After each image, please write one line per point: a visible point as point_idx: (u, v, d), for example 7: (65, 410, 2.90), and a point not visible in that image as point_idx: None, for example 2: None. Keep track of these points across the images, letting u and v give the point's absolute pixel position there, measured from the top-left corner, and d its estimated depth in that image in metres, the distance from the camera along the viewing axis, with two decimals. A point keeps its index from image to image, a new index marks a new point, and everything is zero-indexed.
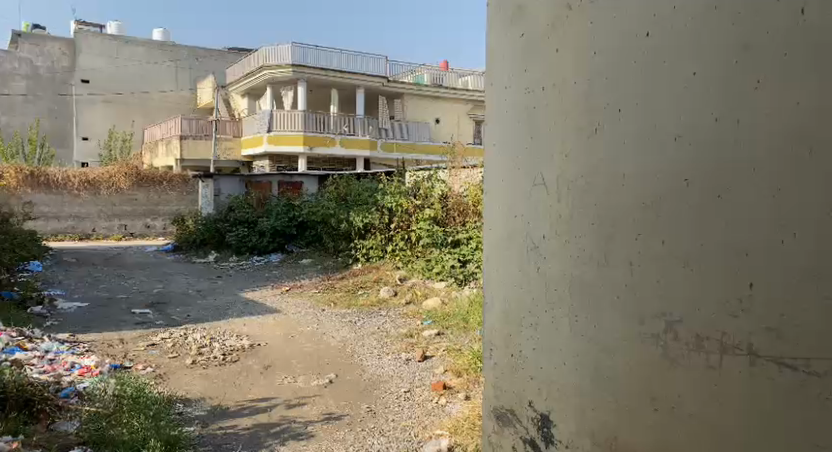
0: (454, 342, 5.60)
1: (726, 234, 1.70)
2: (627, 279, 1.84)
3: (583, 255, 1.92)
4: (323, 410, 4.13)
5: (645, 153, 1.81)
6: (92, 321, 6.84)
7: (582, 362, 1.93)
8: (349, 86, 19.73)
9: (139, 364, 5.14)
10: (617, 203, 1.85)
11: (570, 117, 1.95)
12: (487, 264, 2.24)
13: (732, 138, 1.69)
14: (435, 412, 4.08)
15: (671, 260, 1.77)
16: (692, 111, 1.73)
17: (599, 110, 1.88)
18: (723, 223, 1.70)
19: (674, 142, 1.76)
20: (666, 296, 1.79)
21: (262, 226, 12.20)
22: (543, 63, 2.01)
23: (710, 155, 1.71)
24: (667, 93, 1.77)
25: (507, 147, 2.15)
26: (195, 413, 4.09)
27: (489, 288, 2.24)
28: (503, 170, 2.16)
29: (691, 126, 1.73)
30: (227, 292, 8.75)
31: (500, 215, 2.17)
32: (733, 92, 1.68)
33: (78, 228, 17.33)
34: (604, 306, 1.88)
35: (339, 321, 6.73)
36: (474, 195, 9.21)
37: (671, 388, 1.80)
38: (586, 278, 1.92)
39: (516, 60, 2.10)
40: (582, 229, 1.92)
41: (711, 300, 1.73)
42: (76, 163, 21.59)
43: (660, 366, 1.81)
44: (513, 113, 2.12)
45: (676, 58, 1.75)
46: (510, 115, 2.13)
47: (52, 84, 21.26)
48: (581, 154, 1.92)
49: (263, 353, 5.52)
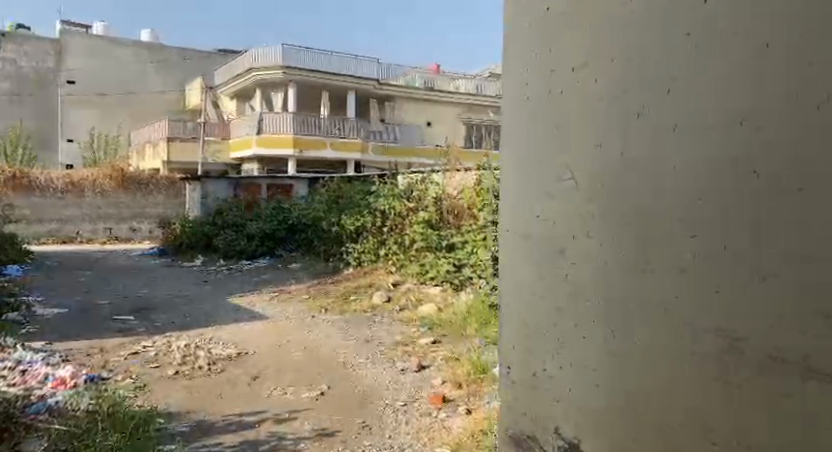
0: (453, 350, 5.37)
1: (790, 237, 1.26)
2: (679, 290, 1.42)
3: (612, 263, 1.55)
4: (316, 425, 3.87)
5: (693, 143, 1.39)
6: (72, 328, 6.55)
7: (608, 377, 1.57)
8: (340, 88, 19.51)
9: (119, 374, 4.84)
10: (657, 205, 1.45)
11: (603, 100, 1.57)
12: (507, 273, 1.91)
13: (793, 132, 1.25)
14: (435, 426, 3.83)
15: (720, 271, 1.35)
16: (724, 95, 1.34)
17: (642, 88, 1.48)
18: (789, 226, 1.26)
19: (737, 129, 1.32)
20: (723, 312, 1.35)
21: (251, 229, 11.97)
22: (568, 43, 1.66)
23: (772, 147, 1.27)
24: (704, 74, 1.37)
25: (530, 138, 1.78)
26: (178, 428, 3.80)
27: (509, 300, 1.90)
28: (526, 163, 1.80)
29: (726, 117, 1.34)
30: (214, 297, 8.48)
31: (523, 215, 1.82)
32: (801, 72, 1.24)
33: (62, 231, 16.94)
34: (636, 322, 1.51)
35: (330, 327, 6.47)
36: (470, 197, 8.89)
37: (693, 399, 1.41)
38: (618, 289, 1.54)
39: (537, 41, 1.75)
40: (611, 233, 1.55)
41: (771, 315, 1.28)
42: (61, 165, 21.18)
43: (702, 378, 1.39)
44: (537, 99, 1.75)
45: (738, 28, 1.32)
46: (534, 101, 1.76)
47: (35, 84, 20.66)
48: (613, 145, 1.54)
49: (251, 362, 5.26)
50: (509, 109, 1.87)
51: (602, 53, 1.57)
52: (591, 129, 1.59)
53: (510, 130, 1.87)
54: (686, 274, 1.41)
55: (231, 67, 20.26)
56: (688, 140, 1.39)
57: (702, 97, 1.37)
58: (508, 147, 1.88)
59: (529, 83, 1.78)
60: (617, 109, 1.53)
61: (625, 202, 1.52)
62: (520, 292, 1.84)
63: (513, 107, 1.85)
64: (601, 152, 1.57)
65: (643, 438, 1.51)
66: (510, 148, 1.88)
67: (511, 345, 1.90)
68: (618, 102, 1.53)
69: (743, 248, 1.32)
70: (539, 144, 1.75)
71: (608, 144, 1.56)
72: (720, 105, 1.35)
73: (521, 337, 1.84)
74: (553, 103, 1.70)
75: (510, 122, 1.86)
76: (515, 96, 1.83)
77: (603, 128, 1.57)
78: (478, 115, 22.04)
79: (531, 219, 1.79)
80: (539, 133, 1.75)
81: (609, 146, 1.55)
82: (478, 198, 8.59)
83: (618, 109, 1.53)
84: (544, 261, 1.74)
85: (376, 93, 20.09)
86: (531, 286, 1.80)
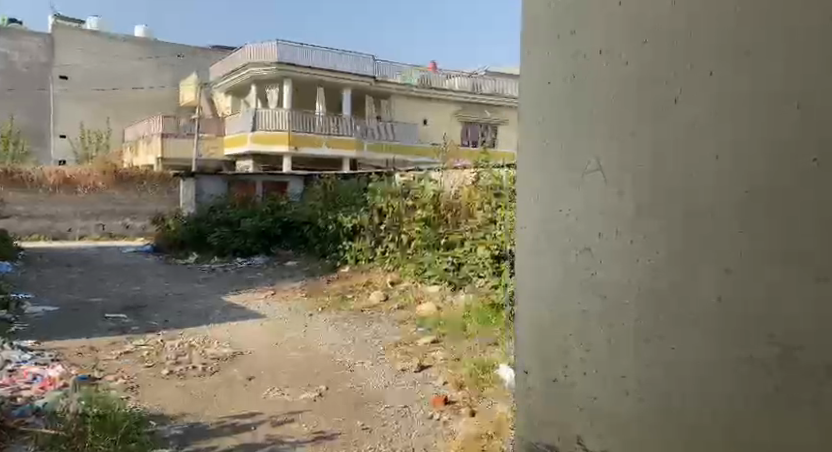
0: (453, 350, 5.22)
1: None
2: (726, 289, 1.35)
3: (654, 262, 1.43)
4: (314, 427, 3.74)
5: (747, 130, 1.32)
6: (63, 326, 6.40)
7: (645, 387, 1.46)
8: (336, 85, 19.35)
9: (110, 374, 4.70)
10: (706, 198, 1.37)
11: (635, 89, 1.46)
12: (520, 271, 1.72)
13: None
14: (436, 429, 3.71)
15: (772, 263, 1.30)
16: (775, 80, 1.30)
17: (682, 74, 1.39)
18: None
19: (790, 114, 1.29)
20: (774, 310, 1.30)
21: (245, 226, 11.79)
22: (592, 20, 1.51)
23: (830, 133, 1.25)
24: (753, 57, 1.31)
25: (551, 126, 1.61)
26: (170, 431, 3.67)
27: (523, 302, 1.71)
28: (544, 153, 1.63)
29: (777, 102, 1.30)
30: (208, 295, 8.33)
31: (541, 210, 1.64)
32: None
33: (53, 228, 16.73)
34: (676, 326, 1.41)
35: (327, 327, 6.31)
36: (469, 195, 8.69)
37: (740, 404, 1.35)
38: (656, 289, 1.44)
39: (550, 19, 1.59)
40: (651, 228, 1.44)
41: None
42: (53, 162, 20.90)
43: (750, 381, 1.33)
44: (558, 84, 1.58)
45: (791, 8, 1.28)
46: (554, 85, 1.59)
47: (26, 78, 20.30)
48: (651, 132, 1.43)
49: (247, 363, 5.11)
50: (524, 92, 1.67)
51: (635, 33, 1.45)
52: (627, 117, 1.47)
53: (522, 116, 1.69)
54: (732, 275, 1.34)
55: (225, 63, 20.09)
56: (739, 128, 1.33)
57: (743, 100, 1.33)
58: (521, 134, 1.69)
59: (540, 62, 1.62)
60: (656, 92, 1.42)
61: (670, 195, 1.41)
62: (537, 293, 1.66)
63: (526, 89, 1.67)
64: (637, 140, 1.46)
65: (666, 436, 1.44)
66: (522, 136, 1.69)
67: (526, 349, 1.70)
68: (658, 81, 1.42)
69: (803, 245, 1.28)
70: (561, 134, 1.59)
71: (645, 131, 1.44)
72: (770, 90, 1.30)
73: (538, 342, 1.67)
74: (580, 87, 1.54)
75: (524, 107, 1.68)
76: (531, 78, 1.65)
77: (639, 115, 1.45)
78: (474, 113, 21.85)
79: (550, 213, 1.62)
80: (562, 121, 1.59)
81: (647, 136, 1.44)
82: (477, 197, 8.46)
83: (656, 96, 1.42)
84: (566, 258, 1.59)
85: (373, 90, 19.95)
86: (550, 285, 1.63)
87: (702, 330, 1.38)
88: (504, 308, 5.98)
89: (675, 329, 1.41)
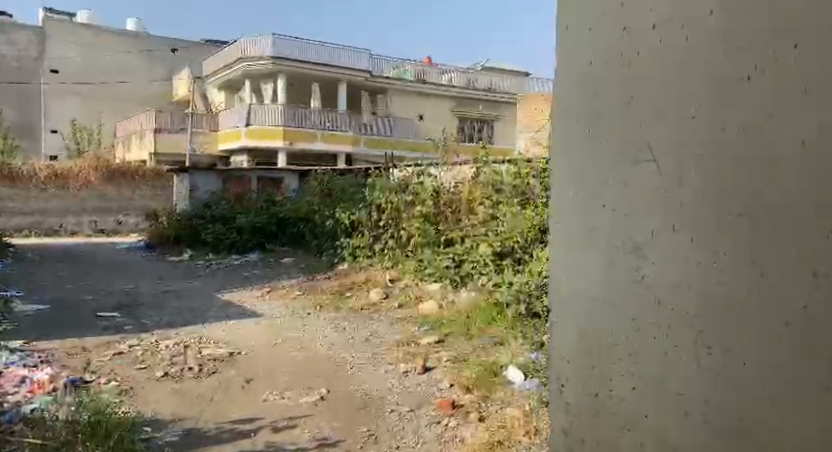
0: (458, 351, 5.05)
1: None
2: (806, 295, 1.17)
3: (721, 262, 1.26)
4: (317, 433, 3.57)
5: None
6: (52, 326, 6.18)
7: (711, 405, 1.28)
8: (331, 80, 19.11)
9: (102, 377, 4.52)
10: (785, 189, 1.19)
11: (696, 69, 1.30)
12: (557, 270, 1.57)
13: None
14: (445, 437, 3.53)
15: None
16: None
17: (751, 48, 1.23)
18: None
19: None
20: None
21: (240, 222, 11.61)
22: None
23: None
24: None
25: (596, 111, 1.46)
26: (165, 439, 3.48)
27: (561, 305, 1.56)
28: (589, 140, 1.48)
29: None
30: (202, 293, 8.13)
31: (584, 202, 1.49)
32: None
33: (45, 224, 16.50)
34: (746, 336, 1.24)
35: (326, 326, 6.14)
36: (470, 191, 8.55)
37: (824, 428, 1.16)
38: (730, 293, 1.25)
39: None
40: (719, 225, 1.27)
41: None
42: (45, 157, 20.64)
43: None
44: (608, 66, 1.43)
45: None
46: (602, 66, 1.44)
47: (17, 72, 20.03)
48: (719, 115, 1.26)
49: (244, 363, 4.94)
50: (567, 75, 1.52)
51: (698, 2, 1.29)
52: (687, 98, 1.31)
53: (565, 100, 1.54)
54: (819, 282, 1.16)
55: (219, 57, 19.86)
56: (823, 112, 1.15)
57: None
58: (563, 121, 1.54)
59: (587, 43, 1.48)
60: (721, 70, 1.26)
61: (738, 186, 1.24)
62: (578, 295, 1.51)
63: (572, 72, 1.52)
64: (696, 124, 1.30)
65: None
66: (564, 123, 1.54)
67: (566, 355, 1.55)
68: (723, 59, 1.26)
69: None
70: (608, 119, 1.44)
71: (708, 116, 1.28)
72: None
73: (579, 348, 1.51)
74: (630, 66, 1.39)
75: (566, 91, 1.53)
76: (576, 60, 1.50)
77: (701, 97, 1.29)
78: (471, 108, 21.67)
79: (595, 205, 1.47)
80: (612, 104, 1.43)
81: (710, 118, 1.28)
82: (477, 193, 8.36)
83: (721, 75, 1.26)
84: (613, 254, 1.43)
85: (368, 85, 19.74)
86: (594, 286, 1.47)
87: (769, 338, 1.21)
88: (508, 306, 5.82)
89: (737, 336, 1.25)
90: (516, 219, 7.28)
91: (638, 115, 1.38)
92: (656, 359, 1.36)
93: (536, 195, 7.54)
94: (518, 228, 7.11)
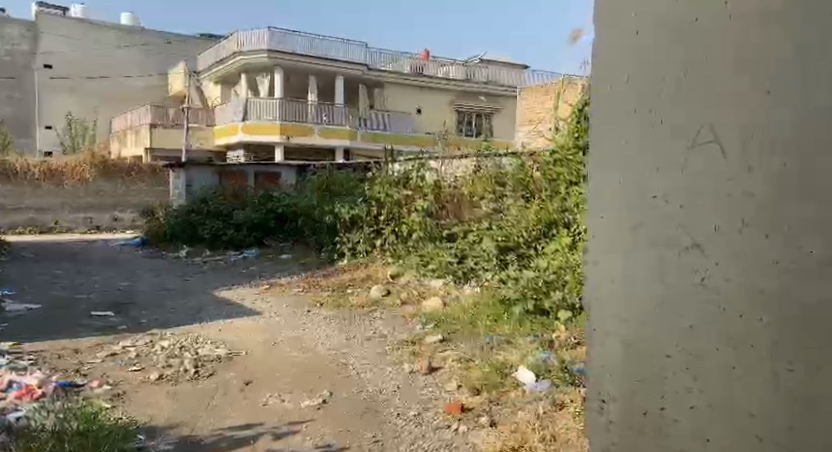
0: (463, 349, 4.86)
1: None
2: None
3: (806, 263, 1.08)
4: (321, 440, 3.39)
5: None
6: (43, 326, 5.99)
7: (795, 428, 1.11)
8: (327, 74, 18.87)
9: (94, 380, 4.32)
10: None
11: (777, 38, 1.12)
12: (595, 269, 1.38)
13: None
14: (455, 442, 3.35)
15: None
16: None
17: None
18: None
19: None
20: None
21: (238, 218, 11.43)
22: None
23: None
24: None
25: (650, 87, 1.27)
26: (161, 447, 3.29)
27: (601, 310, 1.37)
28: (635, 120, 1.29)
29: None
30: (199, 291, 7.94)
31: (630, 191, 1.30)
32: None
33: (39, 221, 16.29)
34: None
35: (326, 325, 5.95)
36: (470, 184, 8.39)
37: None
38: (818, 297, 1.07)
39: None
40: (805, 218, 1.08)
41: None
42: (40, 152, 20.42)
43: None
44: (664, 35, 1.25)
45: None
46: (657, 35, 1.26)
47: (12, 67, 19.81)
48: (807, 89, 1.08)
49: (242, 365, 4.75)
50: (609, 45, 1.33)
51: None
52: (758, 71, 1.13)
53: (604, 76, 1.35)
54: None
55: (214, 51, 19.62)
56: None
57: None
58: (603, 99, 1.36)
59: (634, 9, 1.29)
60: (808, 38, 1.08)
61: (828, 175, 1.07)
62: (622, 299, 1.32)
63: (615, 44, 1.33)
64: (774, 100, 1.12)
65: None
66: (603, 101, 1.36)
67: (607, 371, 1.36)
68: (814, 26, 1.08)
69: None
70: (663, 95, 1.25)
71: (792, 92, 1.10)
72: None
73: (623, 360, 1.32)
74: (689, 34, 1.21)
75: (608, 65, 1.34)
76: (620, 27, 1.31)
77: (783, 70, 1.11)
78: (468, 101, 21.38)
79: (643, 195, 1.28)
80: (666, 80, 1.25)
81: (791, 92, 1.10)
82: (477, 185, 8.22)
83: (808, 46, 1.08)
84: (666, 251, 1.25)
85: (365, 79, 19.51)
86: (643, 288, 1.29)
87: None
88: (514, 304, 5.63)
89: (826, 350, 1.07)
90: (521, 214, 7.07)
91: (700, 91, 1.20)
92: (722, 374, 1.18)
93: (539, 189, 7.35)
94: (523, 221, 6.94)
